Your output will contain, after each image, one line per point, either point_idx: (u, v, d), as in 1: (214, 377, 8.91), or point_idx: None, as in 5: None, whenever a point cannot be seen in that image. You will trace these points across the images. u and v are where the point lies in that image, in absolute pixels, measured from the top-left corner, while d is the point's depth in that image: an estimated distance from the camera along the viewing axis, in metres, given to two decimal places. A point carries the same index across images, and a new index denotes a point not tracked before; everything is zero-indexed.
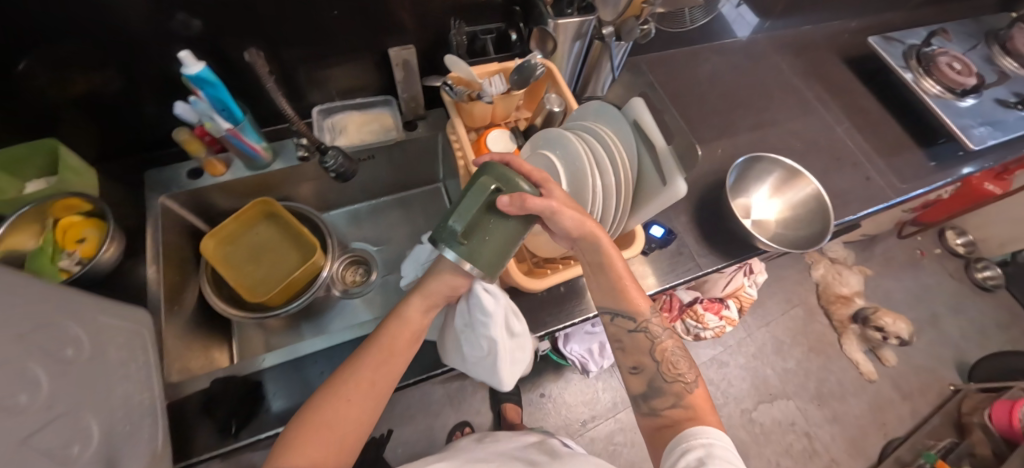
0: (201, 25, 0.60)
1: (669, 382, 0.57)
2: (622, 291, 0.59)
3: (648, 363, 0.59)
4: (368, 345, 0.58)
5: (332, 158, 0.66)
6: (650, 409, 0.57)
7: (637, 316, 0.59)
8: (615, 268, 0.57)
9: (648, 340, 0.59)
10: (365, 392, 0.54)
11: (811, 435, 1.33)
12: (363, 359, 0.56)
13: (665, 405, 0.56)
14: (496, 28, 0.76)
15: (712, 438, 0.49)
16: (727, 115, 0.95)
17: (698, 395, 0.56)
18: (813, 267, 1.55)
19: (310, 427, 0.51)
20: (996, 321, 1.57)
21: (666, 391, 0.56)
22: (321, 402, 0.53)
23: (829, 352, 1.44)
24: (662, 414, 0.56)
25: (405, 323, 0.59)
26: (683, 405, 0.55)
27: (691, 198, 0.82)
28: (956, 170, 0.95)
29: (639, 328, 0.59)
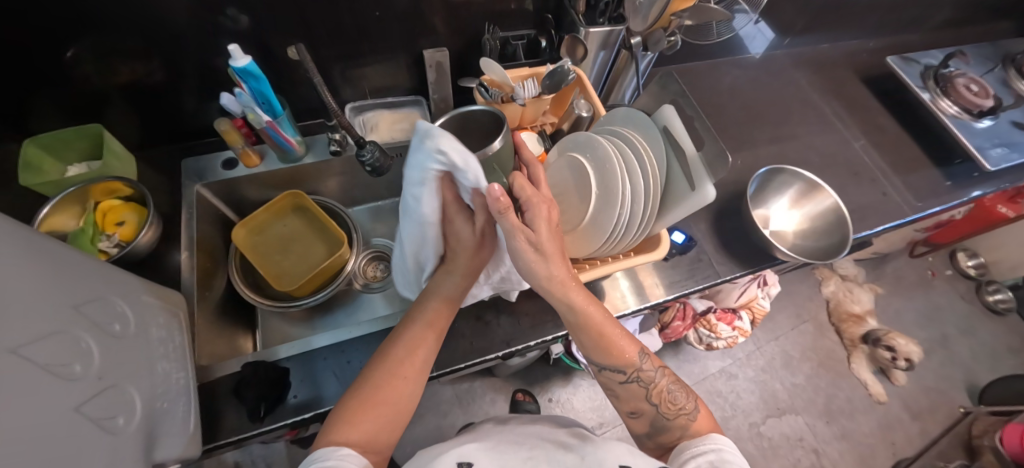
0: (249, 20, 0.62)
1: (670, 419, 0.56)
2: (608, 347, 0.56)
3: (646, 407, 0.57)
4: (413, 320, 0.56)
5: (369, 152, 0.68)
6: (658, 444, 0.56)
7: (628, 367, 0.57)
8: (601, 321, 0.56)
9: (643, 388, 0.57)
10: (420, 369, 0.53)
11: (819, 451, 1.32)
12: (409, 330, 0.55)
13: (671, 438, 0.55)
14: (527, 34, 0.79)
15: (721, 444, 0.51)
16: (746, 127, 0.96)
17: (701, 423, 0.55)
18: (823, 283, 1.56)
19: (367, 405, 0.50)
20: (1007, 345, 1.56)
21: (671, 427, 0.55)
22: (377, 383, 0.51)
23: (838, 368, 1.44)
24: (667, 451, 0.55)
25: (450, 296, 0.57)
26: (688, 435, 0.54)
27: (710, 207, 0.83)
28: (971, 190, 0.96)
29: (631, 379, 0.57)
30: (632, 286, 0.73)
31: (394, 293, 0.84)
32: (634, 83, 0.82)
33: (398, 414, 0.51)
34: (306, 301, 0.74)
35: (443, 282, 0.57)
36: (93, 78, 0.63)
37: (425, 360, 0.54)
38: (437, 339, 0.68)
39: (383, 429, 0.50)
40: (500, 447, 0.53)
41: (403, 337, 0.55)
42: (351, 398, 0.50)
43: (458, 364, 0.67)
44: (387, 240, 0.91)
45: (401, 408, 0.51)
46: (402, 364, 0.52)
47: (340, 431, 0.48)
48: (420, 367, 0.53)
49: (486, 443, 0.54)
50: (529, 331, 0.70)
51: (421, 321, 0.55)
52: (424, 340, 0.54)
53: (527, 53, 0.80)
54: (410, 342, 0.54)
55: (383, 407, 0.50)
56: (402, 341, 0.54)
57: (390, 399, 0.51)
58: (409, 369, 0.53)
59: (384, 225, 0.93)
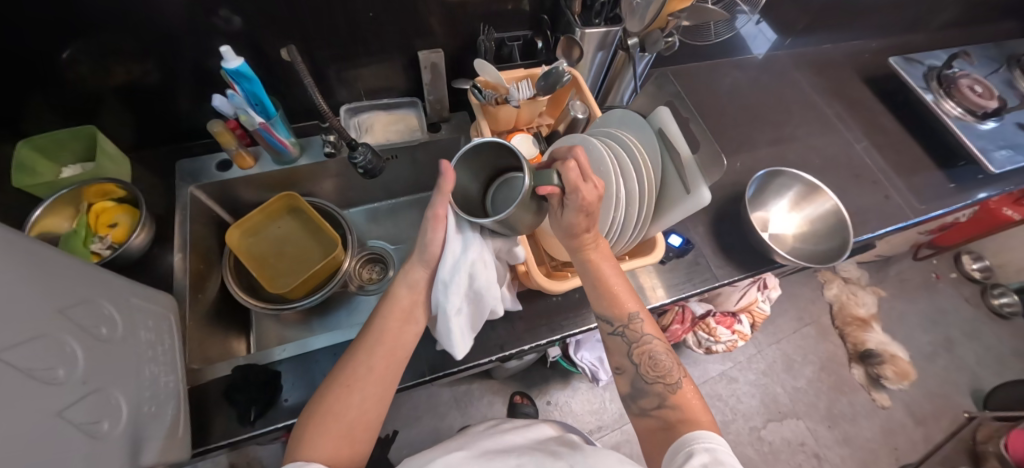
0: (242, 21, 0.62)
1: (649, 382, 0.56)
2: (604, 295, 0.58)
3: (628, 365, 0.58)
4: (369, 329, 0.55)
5: (361, 154, 0.67)
6: (639, 409, 0.56)
7: (617, 319, 0.58)
8: (598, 264, 0.57)
9: (626, 343, 0.58)
10: (375, 382, 0.52)
11: (820, 456, 1.31)
12: (364, 340, 0.54)
13: (653, 405, 0.55)
14: (524, 35, 0.78)
15: (714, 442, 0.47)
16: (746, 129, 0.95)
17: (683, 394, 0.54)
18: (826, 286, 1.55)
19: (319, 419, 0.50)
20: (1013, 349, 1.54)
21: (650, 392, 0.55)
22: (331, 397, 0.51)
23: (840, 372, 1.43)
24: (650, 415, 0.54)
25: (403, 305, 0.56)
26: (669, 405, 0.53)
27: (709, 210, 0.82)
28: (975, 193, 0.94)
29: (617, 331, 0.58)
30: (631, 288, 0.72)
31: None
32: (633, 85, 0.81)
33: (356, 426, 0.50)
34: (301, 303, 0.73)
35: (397, 294, 0.56)
36: (87, 80, 0.63)
37: (379, 372, 0.53)
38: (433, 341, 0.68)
39: (344, 443, 0.49)
40: (488, 455, 0.52)
41: (356, 347, 0.54)
42: (309, 413, 0.51)
43: (451, 368, 0.66)
44: (383, 242, 0.91)
45: (358, 420, 0.51)
46: (353, 374, 0.52)
47: (299, 447, 0.48)
48: (375, 380, 0.52)
49: (473, 450, 0.53)
50: (524, 335, 0.69)
51: (372, 333, 0.54)
52: (376, 348, 0.53)
53: (524, 54, 0.79)
54: (361, 354, 0.53)
55: (336, 422, 0.50)
56: (355, 352, 0.54)
57: (343, 414, 0.50)
58: (360, 379, 0.52)
59: (380, 227, 0.93)
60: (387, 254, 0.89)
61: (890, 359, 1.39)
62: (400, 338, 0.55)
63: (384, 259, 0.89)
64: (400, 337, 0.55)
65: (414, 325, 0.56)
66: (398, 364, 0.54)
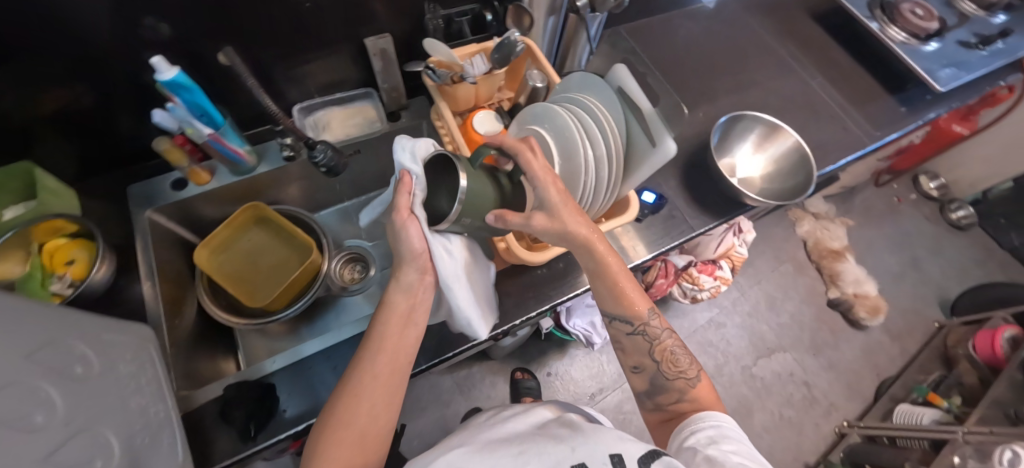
0: (171, 28, 0.58)
1: (670, 379, 0.60)
2: (621, 296, 0.60)
3: (649, 363, 0.62)
4: (368, 341, 0.55)
5: (321, 152, 0.65)
6: (656, 405, 0.62)
7: (635, 320, 0.61)
8: (611, 273, 0.59)
9: (647, 342, 0.61)
10: (380, 388, 0.52)
11: (809, 383, 1.38)
12: (366, 351, 0.54)
13: (670, 400, 0.61)
14: (472, 9, 0.74)
15: (719, 420, 0.54)
16: (705, 79, 0.96)
17: (700, 388, 0.59)
18: (797, 223, 1.60)
19: (329, 435, 0.49)
20: (973, 258, 1.64)
21: (671, 388, 0.60)
22: (338, 408, 0.51)
23: (818, 302, 1.50)
24: (668, 409, 0.61)
25: (400, 309, 0.55)
26: (688, 399, 0.59)
27: (678, 163, 0.83)
28: (926, 113, 0.98)
29: (638, 331, 0.61)
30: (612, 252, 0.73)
31: (376, 292, 0.85)
32: (589, 48, 0.78)
33: (367, 436, 0.51)
34: (286, 313, 0.71)
35: (393, 299, 0.56)
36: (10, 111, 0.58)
37: (385, 380, 0.52)
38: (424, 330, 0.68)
39: (358, 454, 0.50)
40: (490, 448, 0.53)
41: (358, 358, 0.54)
42: (319, 430, 0.50)
43: (446, 353, 0.67)
44: (360, 241, 0.90)
45: (371, 430, 0.51)
46: (357, 384, 0.52)
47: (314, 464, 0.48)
48: (381, 387, 0.52)
49: (475, 445, 0.54)
50: (514, 310, 0.70)
51: (372, 341, 0.54)
52: (376, 357, 0.53)
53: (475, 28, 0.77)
54: (362, 367, 0.52)
55: (346, 432, 0.50)
56: (358, 362, 0.53)
57: (353, 423, 0.50)
58: (366, 388, 0.51)
59: (355, 226, 0.92)
60: (366, 252, 0.87)
61: (859, 299, 1.45)
62: (401, 341, 0.54)
63: (364, 258, 0.87)
64: (401, 342, 0.54)
65: (414, 329, 0.56)
66: (403, 363, 0.54)
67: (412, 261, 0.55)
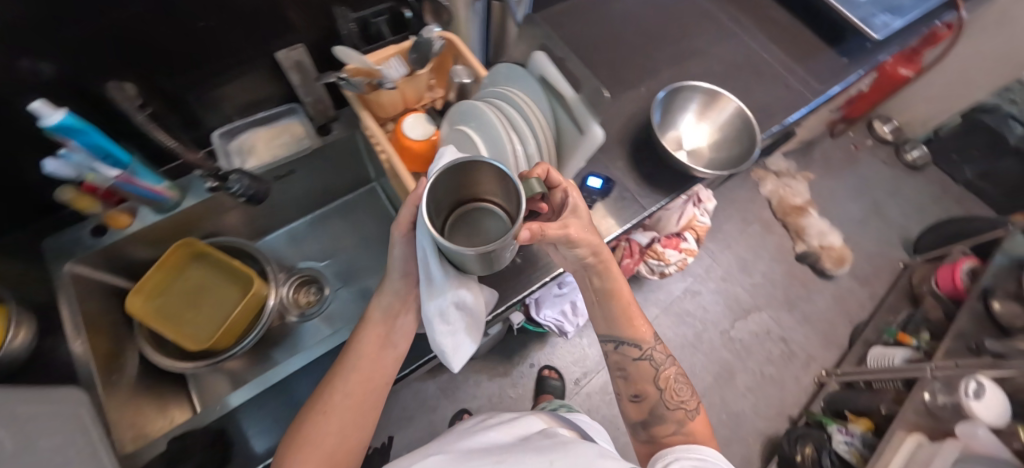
0: (54, 67, 0.51)
1: (670, 409, 0.60)
2: (628, 318, 0.62)
3: (652, 392, 0.62)
4: (346, 360, 0.54)
5: (236, 182, 0.61)
6: (650, 437, 0.60)
7: (641, 344, 0.62)
8: (622, 295, 0.61)
9: (652, 368, 0.62)
10: (352, 408, 0.51)
11: (786, 339, 1.41)
12: (341, 369, 0.53)
13: (666, 432, 0.59)
14: (387, 8, 0.70)
15: (703, 453, 0.54)
16: (645, 52, 0.94)
17: (697, 423, 0.60)
18: (761, 183, 1.62)
19: (295, 450, 0.48)
20: (930, 196, 1.68)
21: (669, 419, 0.59)
22: (306, 425, 0.50)
23: (788, 258, 1.52)
24: (664, 443, 0.58)
25: (380, 330, 0.55)
26: (683, 432, 0.58)
27: (625, 143, 0.82)
28: (866, 63, 0.99)
29: (643, 356, 0.62)
30: None
31: (334, 314, 0.83)
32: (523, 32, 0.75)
33: (335, 456, 0.49)
34: (236, 350, 0.68)
35: (371, 317, 0.55)
36: None
37: (358, 399, 0.52)
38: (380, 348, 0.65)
39: None
40: (468, 455, 0.52)
41: (333, 375, 0.53)
42: (286, 442, 0.49)
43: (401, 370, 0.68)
44: (312, 262, 0.88)
45: (339, 448, 0.50)
46: (329, 400, 0.51)
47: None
48: (352, 406, 0.51)
49: (453, 452, 0.53)
50: None
51: (349, 359, 0.53)
52: (351, 376, 0.52)
53: (394, 27, 0.72)
54: (337, 384, 0.52)
55: (313, 449, 0.48)
56: (334, 379, 0.53)
57: (322, 443, 0.49)
58: (338, 407, 0.51)
59: (304, 248, 0.90)
60: (320, 272, 0.85)
61: (825, 250, 1.48)
62: (378, 364, 0.54)
63: (318, 278, 0.85)
64: (377, 362, 0.54)
65: (393, 349, 0.55)
66: (378, 383, 0.54)
67: (396, 277, 0.54)
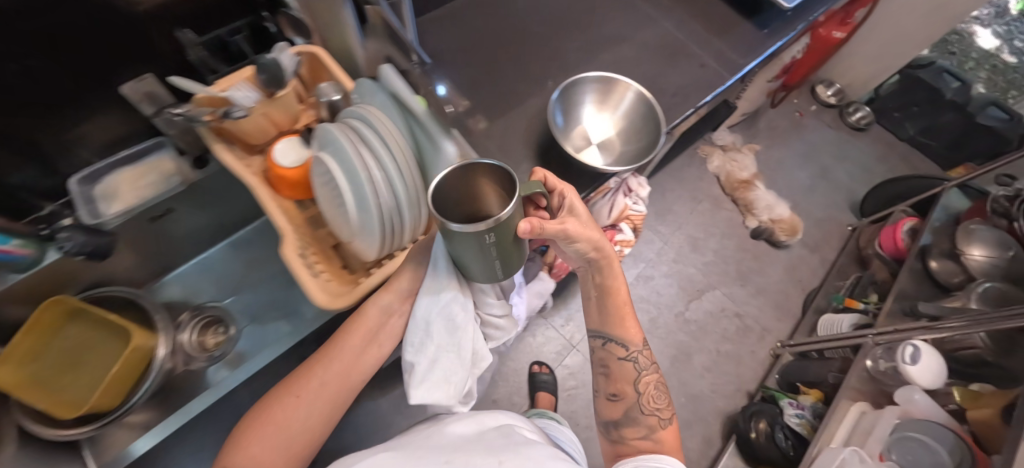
0: None
1: (645, 413, 0.59)
2: (621, 318, 0.60)
3: (630, 393, 0.61)
4: (326, 360, 0.50)
5: (66, 239, 0.57)
6: (619, 437, 0.60)
7: (629, 345, 0.61)
8: (619, 294, 0.60)
9: (635, 370, 0.61)
10: (318, 405, 0.48)
11: (740, 314, 1.41)
12: (310, 370, 0.50)
13: (634, 435, 0.58)
14: (245, 23, 0.63)
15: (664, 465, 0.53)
16: (552, 43, 0.89)
17: (668, 432, 0.59)
18: (708, 160, 1.60)
19: (256, 435, 0.44)
20: (876, 156, 1.68)
21: (642, 423, 0.59)
22: (251, 417, 0.46)
23: (738, 233, 1.52)
24: (628, 444, 0.58)
25: (369, 326, 0.52)
26: (653, 438, 0.57)
27: (530, 143, 0.77)
28: (783, 34, 0.96)
29: (630, 357, 0.61)
30: None
31: (242, 355, 0.80)
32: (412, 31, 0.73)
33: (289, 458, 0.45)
34: (136, 398, 0.67)
35: (364, 314, 0.52)
36: None
37: (329, 398, 0.48)
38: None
39: None
40: (421, 453, 0.47)
41: (304, 368, 0.50)
42: (249, 425, 0.45)
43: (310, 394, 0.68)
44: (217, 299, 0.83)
45: (300, 440, 0.46)
46: (296, 385, 0.48)
47: (226, 466, 0.43)
48: (314, 407, 0.48)
49: (401, 449, 0.48)
50: None
51: (324, 356, 0.50)
52: (311, 374, 0.49)
53: (259, 44, 0.66)
54: (290, 381, 0.49)
55: (259, 448, 0.44)
56: (301, 367, 0.50)
57: (286, 430, 0.45)
58: (308, 390, 0.48)
59: (207, 285, 0.84)
60: (226, 312, 0.81)
61: (773, 223, 1.48)
62: (347, 368, 0.50)
63: (225, 318, 0.81)
64: (351, 364, 0.51)
65: (369, 356, 0.52)
66: (342, 398, 0.50)
67: (406, 280, 0.53)
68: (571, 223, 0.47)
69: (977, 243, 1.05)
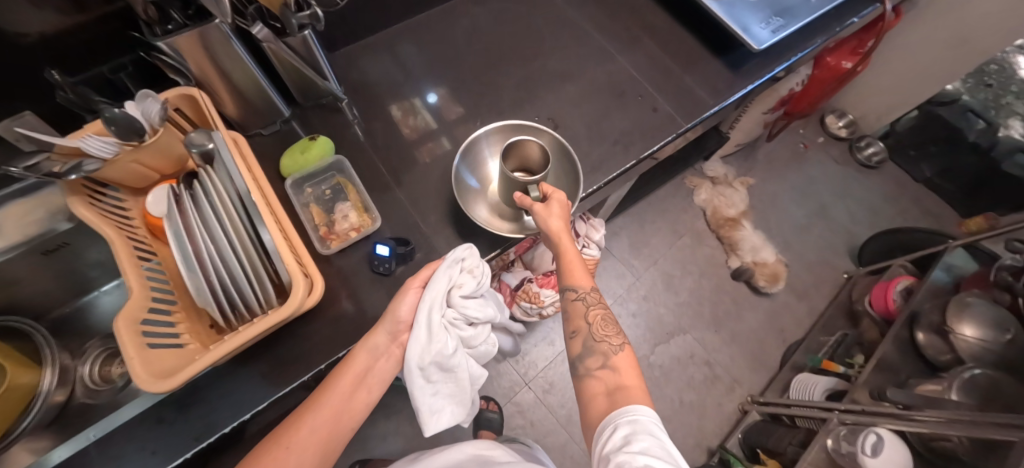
0: None
1: (597, 341, 0.55)
2: (566, 266, 0.60)
3: (583, 326, 0.57)
4: (321, 401, 0.52)
5: None
6: (584, 371, 0.54)
7: (578, 286, 0.59)
8: (568, 255, 0.59)
9: (584, 304, 0.58)
10: (314, 448, 0.50)
11: (711, 362, 1.32)
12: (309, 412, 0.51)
13: (596, 364, 0.54)
14: (124, 61, 0.61)
15: (638, 414, 0.45)
16: (490, 79, 0.83)
17: (624, 357, 0.53)
18: (695, 192, 1.49)
19: None
20: (885, 196, 1.53)
21: (595, 351, 0.54)
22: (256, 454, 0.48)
23: (719, 273, 1.42)
24: (594, 375, 0.53)
25: (356, 371, 0.53)
26: (609, 366, 0.52)
27: (444, 192, 0.72)
28: (753, 76, 0.86)
29: (579, 296, 0.58)
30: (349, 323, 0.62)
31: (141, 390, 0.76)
32: (321, 69, 0.69)
33: None
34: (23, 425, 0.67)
35: (355, 358, 0.53)
36: None
37: (323, 438, 0.50)
38: (127, 463, 0.55)
39: None
40: None
41: (308, 407, 0.52)
42: None
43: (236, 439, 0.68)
44: None
45: None
46: (290, 435, 0.49)
47: None
48: (315, 447, 0.50)
49: None
50: (223, 418, 0.57)
51: (321, 393, 0.52)
52: (312, 411, 0.51)
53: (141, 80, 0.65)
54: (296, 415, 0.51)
55: None
56: (300, 412, 0.51)
57: None
58: (301, 438, 0.49)
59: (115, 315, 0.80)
60: None
61: (756, 266, 1.37)
62: (340, 405, 0.52)
63: None
64: (349, 406, 0.52)
65: (365, 393, 0.54)
66: (337, 435, 0.52)
67: (389, 322, 0.55)
68: (546, 215, 0.59)
69: (969, 320, 0.93)
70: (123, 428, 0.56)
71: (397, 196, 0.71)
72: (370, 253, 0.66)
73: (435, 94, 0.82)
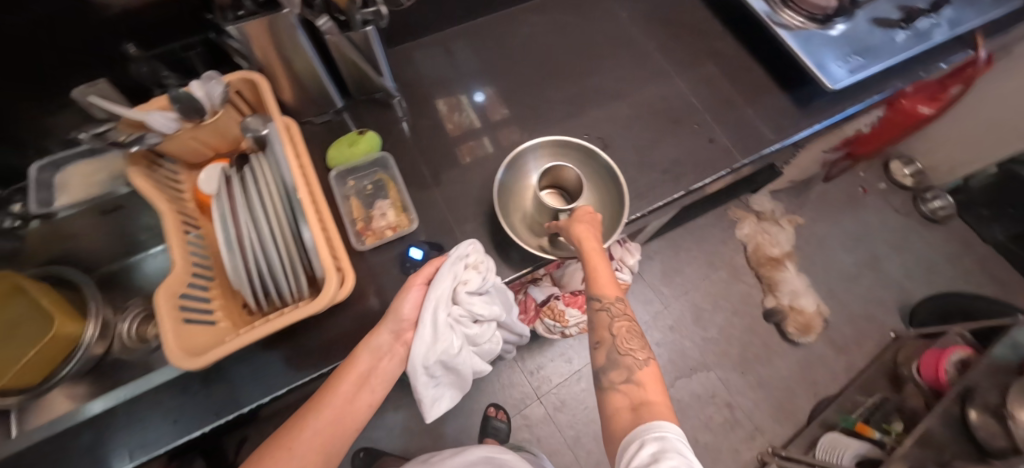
0: None
1: (621, 354, 0.53)
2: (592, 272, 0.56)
3: (607, 337, 0.54)
4: (320, 403, 0.50)
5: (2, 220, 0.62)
6: (607, 383, 0.52)
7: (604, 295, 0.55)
8: (592, 259, 0.56)
9: (609, 316, 0.55)
10: (313, 451, 0.49)
11: (732, 405, 1.26)
12: (310, 413, 0.50)
13: (620, 378, 0.51)
14: (195, 42, 0.63)
15: (666, 431, 0.42)
16: (543, 90, 0.82)
17: (647, 372, 0.51)
18: (738, 225, 1.43)
19: None
20: (947, 254, 1.42)
21: (620, 364, 0.52)
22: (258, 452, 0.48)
23: (752, 312, 1.35)
24: (618, 390, 0.50)
25: (359, 371, 0.52)
26: (633, 381, 0.50)
27: (482, 201, 0.71)
28: (822, 116, 0.80)
29: (604, 306, 0.55)
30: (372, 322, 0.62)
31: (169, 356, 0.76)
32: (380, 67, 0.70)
33: None
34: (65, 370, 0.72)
35: (357, 357, 0.52)
36: None
37: (322, 441, 0.49)
38: (149, 428, 0.57)
39: None
40: None
41: (309, 406, 0.51)
42: None
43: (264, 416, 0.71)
44: None
45: None
46: (291, 433, 0.49)
47: None
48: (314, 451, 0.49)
49: None
50: (240, 399, 0.58)
51: (323, 394, 0.51)
52: (314, 413, 0.50)
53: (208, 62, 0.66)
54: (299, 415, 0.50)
55: None
56: (302, 411, 0.51)
57: None
58: (301, 439, 0.48)
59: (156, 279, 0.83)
60: None
61: (792, 312, 1.30)
62: (344, 409, 0.51)
63: None
64: (349, 410, 0.51)
65: (367, 395, 0.52)
66: (337, 439, 0.50)
67: (394, 320, 0.55)
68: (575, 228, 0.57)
69: None
70: (149, 394, 0.58)
71: (436, 199, 0.71)
72: (402, 255, 0.66)
73: (484, 93, 0.81)
